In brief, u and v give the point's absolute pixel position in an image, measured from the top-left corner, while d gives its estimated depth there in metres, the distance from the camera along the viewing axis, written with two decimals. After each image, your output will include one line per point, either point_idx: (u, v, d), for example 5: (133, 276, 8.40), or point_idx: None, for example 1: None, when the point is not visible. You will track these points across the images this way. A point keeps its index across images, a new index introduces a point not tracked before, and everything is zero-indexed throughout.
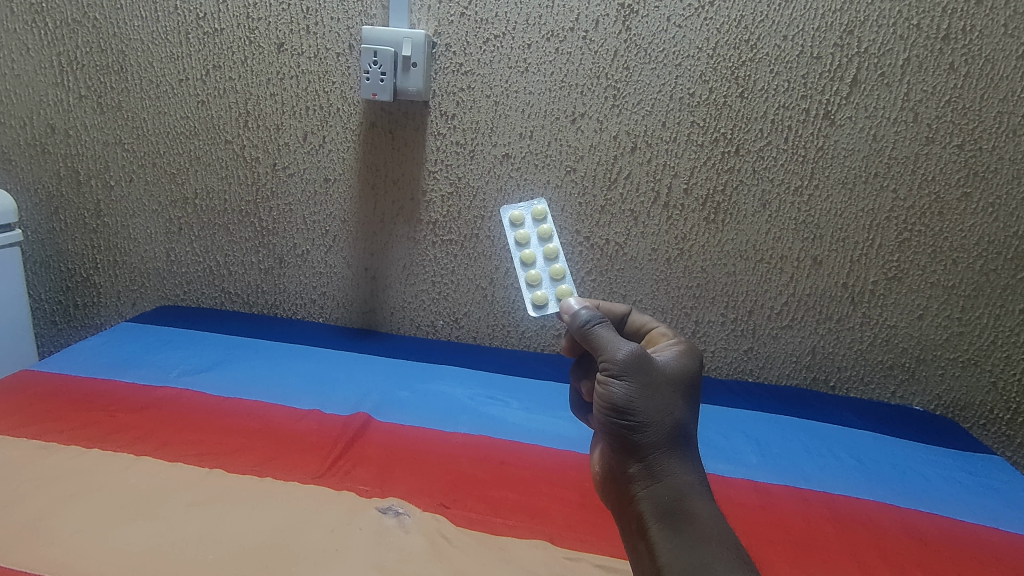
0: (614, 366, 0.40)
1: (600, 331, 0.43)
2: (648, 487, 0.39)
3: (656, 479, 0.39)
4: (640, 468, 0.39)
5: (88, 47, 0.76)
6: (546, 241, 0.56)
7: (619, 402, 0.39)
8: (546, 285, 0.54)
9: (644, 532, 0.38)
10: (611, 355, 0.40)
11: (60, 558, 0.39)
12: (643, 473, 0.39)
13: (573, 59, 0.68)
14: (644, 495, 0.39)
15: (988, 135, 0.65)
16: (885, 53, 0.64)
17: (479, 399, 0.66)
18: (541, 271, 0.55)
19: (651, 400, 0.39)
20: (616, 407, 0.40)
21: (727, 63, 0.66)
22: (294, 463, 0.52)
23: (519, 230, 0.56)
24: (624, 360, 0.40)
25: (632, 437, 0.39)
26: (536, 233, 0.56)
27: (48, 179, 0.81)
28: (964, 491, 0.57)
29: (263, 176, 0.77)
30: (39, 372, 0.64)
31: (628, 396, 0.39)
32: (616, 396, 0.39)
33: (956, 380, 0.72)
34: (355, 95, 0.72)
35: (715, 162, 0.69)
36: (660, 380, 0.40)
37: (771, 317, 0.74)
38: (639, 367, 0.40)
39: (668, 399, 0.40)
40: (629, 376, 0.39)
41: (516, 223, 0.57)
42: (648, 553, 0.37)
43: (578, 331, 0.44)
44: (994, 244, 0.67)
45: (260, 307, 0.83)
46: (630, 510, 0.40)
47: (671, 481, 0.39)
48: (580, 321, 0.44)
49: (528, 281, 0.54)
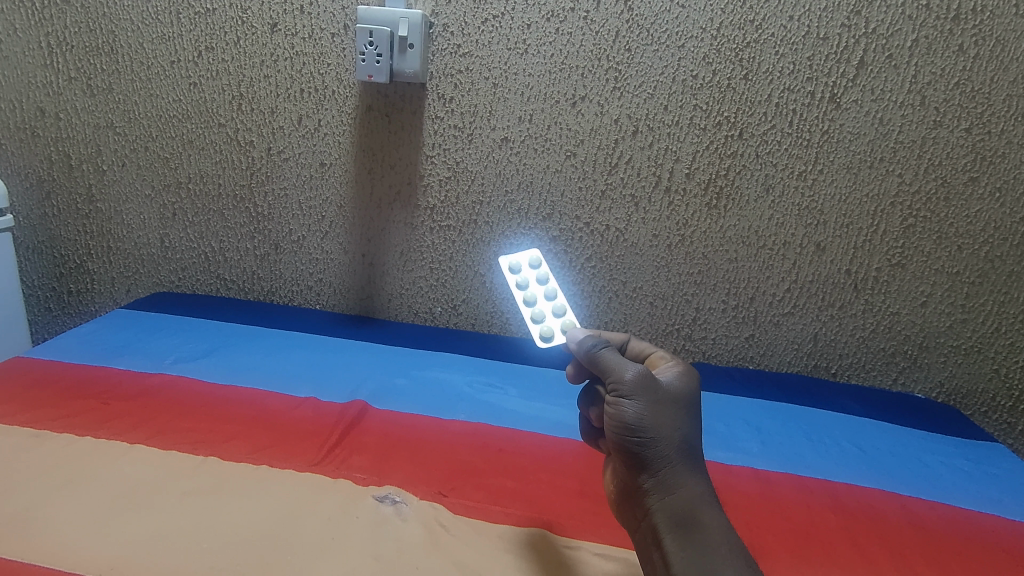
0: (623, 387, 0.40)
1: (606, 354, 0.43)
2: (662, 498, 0.38)
3: (669, 492, 0.38)
4: (652, 481, 0.39)
5: (77, 28, 0.74)
6: (546, 281, 0.55)
7: (630, 420, 0.39)
8: (552, 320, 0.52)
9: (657, 542, 0.37)
10: (619, 375, 0.41)
11: (53, 548, 0.39)
12: (655, 486, 0.39)
13: (574, 40, 0.67)
14: (657, 507, 0.38)
15: (997, 119, 0.63)
16: (894, 33, 0.62)
17: (477, 387, 0.66)
18: (545, 308, 0.53)
19: (661, 418, 0.39)
20: (627, 426, 0.39)
21: (731, 45, 0.65)
22: (291, 452, 0.51)
23: (518, 275, 0.55)
24: (633, 380, 0.40)
25: (643, 453, 0.39)
26: (535, 275, 0.55)
27: (39, 163, 0.79)
28: (965, 478, 0.57)
29: (258, 161, 0.76)
30: (30, 360, 0.63)
31: (639, 413, 0.39)
32: (626, 415, 0.39)
33: (959, 368, 0.72)
34: (351, 77, 0.71)
35: (718, 146, 0.68)
36: (667, 399, 0.40)
37: (772, 304, 0.73)
38: (648, 386, 0.40)
39: (675, 415, 0.40)
40: (637, 395, 0.39)
41: (516, 267, 0.56)
42: (661, 562, 0.37)
43: (585, 356, 0.44)
44: (1000, 230, 0.66)
45: (256, 294, 0.82)
46: (645, 523, 0.39)
47: (683, 494, 0.38)
48: (586, 347, 0.44)
49: (534, 317, 0.52)
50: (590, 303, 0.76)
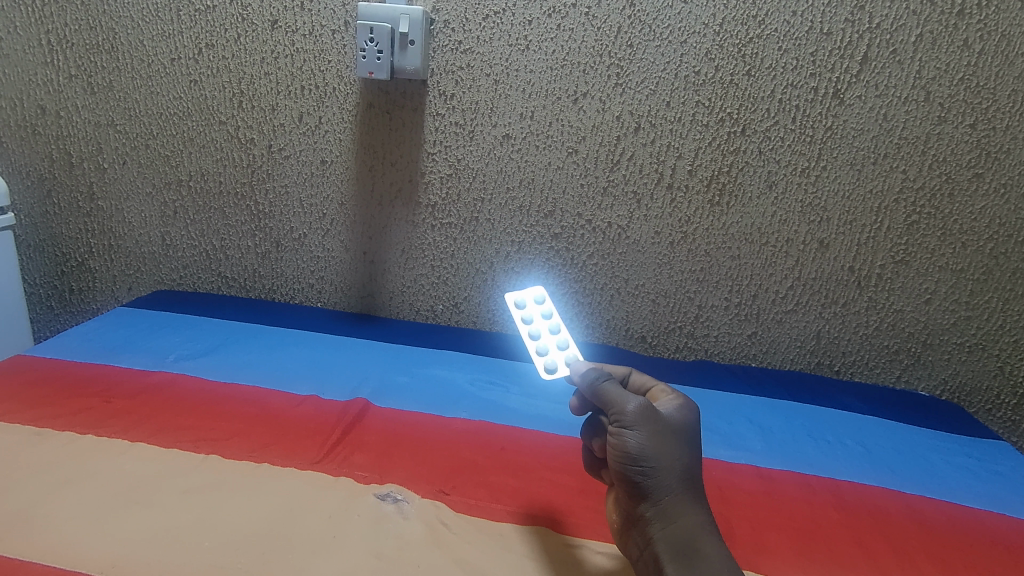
0: (626, 418, 0.40)
1: (608, 387, 0.43)
2: (663, 528, 0.38)
3: (670, 520, 0.38)
4: (653, 510, 0.38)
5: (77, 25, 0.74)
6: (549, 317, 0.55)
7: (633, 450, 0.39)
8: (556, 353, 0.52)
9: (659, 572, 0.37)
10: (621, 407, 0.40)
11: (55, 546, 0.39)
12: (656, 514, 0.38)
13: (576, 36, 0.66)
14: (659, 537, 0.37)
15: (1001, 115, 0.63)
16: (898, 28, 0.62)
17: (478, 384, 0.65)
18: (549, 342, 0.53)
19: (664, 448, 0.39)
20: (630, 456, 0.39)
21: (734, 40, 0.64)
22: (291, 450, 0.51)
23: (523, 310, 0.55)
24: (634, 411, 0.40)
25: (645, 483, 0.39)
26: (539, 309, 0.55)
27: (41, 161, 0.79)
28: (970, 476, 0.57)
29: (258, 158, 0.75)
30: (32, 358, 0.63)
31: (642, 444, 0.39)
32: (629, 445, 0.39)
33: (962, 365, 0.72)
34: (352, 74, 0.71)
35: (720, 142, 0.67)
36: (669, 430, 0.40)
37: (775, 301, 0.73)
38: (650, 417, 0.40)
39: (677, 447, 0.39)
40: (639, 426, 0.39)
41: (521, 302, 0.55)
42: None
43: (588, 389, 0.44)
44: (1005, 226, 0.66)
45: (257, 292, 0.82)
46: (646, 552, 0.38)
47: (684, 523, 0.37)
48: (589, 380, 0.44)
49: (538, 350, 0.52)
50: (592, 301, 0.76)
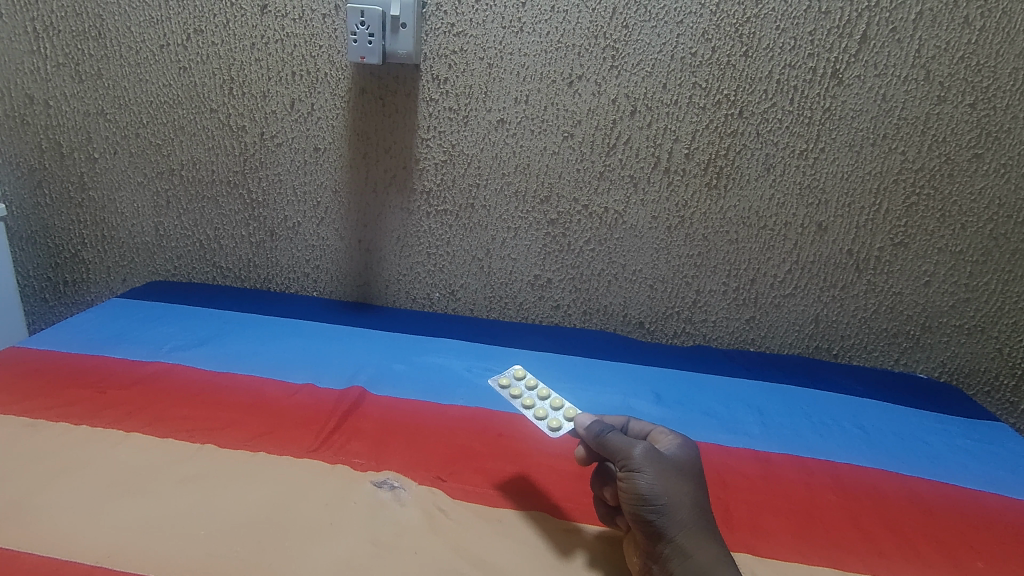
0: (633, 462, 0.39)
1: (613, 434, 0.42)
2: (682, 564, 0.36)
3: (688, 555, 0.37)
4: (670, 547, 0.37)
5: (64, 12, 0.72)
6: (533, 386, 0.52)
7: (645, 491, 0.38)
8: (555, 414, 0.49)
9: None
10: (627, 451, 0.40)
11: (51, 535, 0.39)
12: (673, 550, 0.37)
13: (570, 18, 0.65)
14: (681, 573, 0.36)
15: (1002, 93, 0.62)
16: (898, 6, 0.61)
17: (475, 370, 0.65)
18: (544, 407, 0.49)
19: (673, 485, 0.38)
20: (643, 499, 0.38)
21: (731, 20, 0.63)
22: (286, 438, 0.51)
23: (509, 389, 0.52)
24: (641, 454, 0.39)
25: (659, 520, 0.37)
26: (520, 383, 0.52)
27: (29, 151, 0.78)
28: (970, 458, 0.57)
29: (251, 146, 0.75)
30: (26, 349, 0.62)
31: (652, 483, 0.38)
32: (640, 487, 0.38)
33: (962, 348, 0.71)
34: (344, 59, 0.69)
35: (718, 125, 0.67)
36: (675, 469, 0.40)
37: (774, 285, 0.72)
38: (655, 458, 0.39)
39: (684, 482, 0.39)
40: (648, 467, 0.39)
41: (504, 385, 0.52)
42: None
43: (592, 440, 0.43)
44: (1004, 207, 0.66)
45: (252, 282, 0.82)
46: None
47: (701, 558, 0.36)
48: (592, 430, 0.43)
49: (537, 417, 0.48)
50: (589, 287, 0.75)
